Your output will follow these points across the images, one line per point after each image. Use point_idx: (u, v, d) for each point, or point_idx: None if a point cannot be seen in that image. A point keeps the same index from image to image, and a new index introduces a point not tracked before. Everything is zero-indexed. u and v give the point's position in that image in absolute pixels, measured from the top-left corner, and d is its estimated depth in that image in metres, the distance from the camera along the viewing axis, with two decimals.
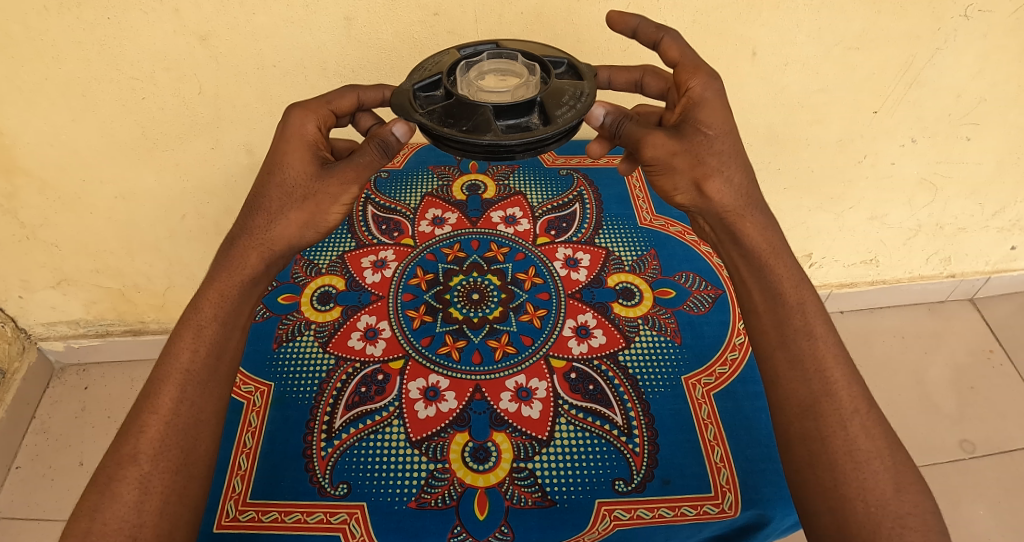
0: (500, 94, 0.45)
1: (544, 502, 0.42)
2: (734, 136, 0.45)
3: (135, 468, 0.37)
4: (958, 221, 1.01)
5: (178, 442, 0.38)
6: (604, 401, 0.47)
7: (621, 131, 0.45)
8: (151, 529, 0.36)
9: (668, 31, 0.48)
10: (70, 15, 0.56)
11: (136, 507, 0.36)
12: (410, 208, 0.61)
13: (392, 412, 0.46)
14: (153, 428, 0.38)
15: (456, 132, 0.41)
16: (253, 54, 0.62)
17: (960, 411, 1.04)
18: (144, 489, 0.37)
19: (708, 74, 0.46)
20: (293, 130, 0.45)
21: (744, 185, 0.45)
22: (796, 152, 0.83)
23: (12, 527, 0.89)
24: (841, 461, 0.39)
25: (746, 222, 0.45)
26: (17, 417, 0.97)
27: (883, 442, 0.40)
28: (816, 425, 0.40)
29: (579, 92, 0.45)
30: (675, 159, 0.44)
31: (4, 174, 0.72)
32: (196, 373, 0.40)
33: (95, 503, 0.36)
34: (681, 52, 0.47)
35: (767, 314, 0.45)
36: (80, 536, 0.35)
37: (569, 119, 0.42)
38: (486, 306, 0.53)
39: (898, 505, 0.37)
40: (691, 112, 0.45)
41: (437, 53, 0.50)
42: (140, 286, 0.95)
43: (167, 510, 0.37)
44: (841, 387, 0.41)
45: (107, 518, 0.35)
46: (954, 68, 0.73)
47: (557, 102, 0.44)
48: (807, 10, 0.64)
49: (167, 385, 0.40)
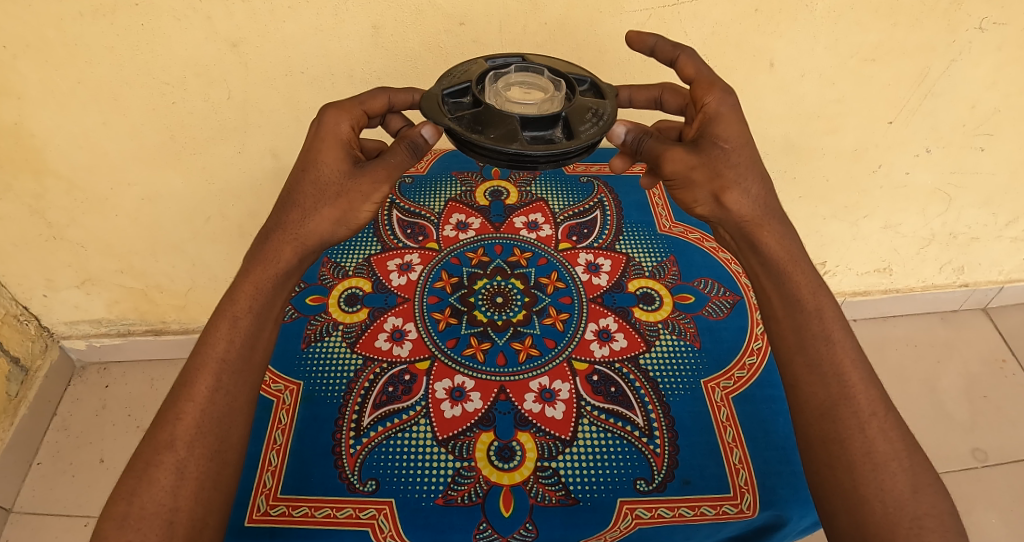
0: (526, 106, 0.46)
1: (567, 500, 0.43)
2: (750, 149, 0.46)
3: (171, 454, 0.38)
4: (971, 231, 1.02)
5: (212, 430, 0.40)
6: (626, 403, 0.48)
7: (642, 148, 0.47)
8: (187, 513, 0.37)
9: (684, 48, 0.50)
10: (105, 21, 0.58)
11: (172, 492, 0.38)
12: (434, 213, 0.63)
13: (419, 411, 0.47)
14: (189, 415, 0.40)
15: (484, 139, 0.43)
16: (282, 60, 0.63)
17: (972, 420, 1.04)
18: (180, 474, 0.38)
19: (722, 89, 0.47)
20: (328, 128, 0.46)
21: (761, 195, 0.46)
22: (811, 161, 0.84)
23: (33, 522, 0.91)
24: (860, 463, 0.40)
25: (763, 231, 0.46)
26: (38, 413, 0.98)
27: (901, 445, 0.41)
28: (835, 427, 0.41)
29: (602, 110, 0.47)
30: (694, 173, 0.45)
31: (35, 175, 0.74)
32: (231, 363, 0.42)
33: (132, 487, 0.37)
34: (697, 70, 0.49)
35: (786, 320, 0.46)
36: (119, 518, 0.36)
37: (592, 137, 0.44)
38: (510, 309, 0.54)
39: (916, 506, 0.38)
40: (707, 126, 0.46)
41: (466, 62, 0.51)
42: (163, 287, 0.97)
43: (202, 495, 0.38)
44: (859, 391, 0.42)
45: (145, 502, 0.37)
46: (969, 79, 0.74)
47: (581, 118, 0.46)
48: (825, 22, 0.65)
49: (203, 375, 0.41)
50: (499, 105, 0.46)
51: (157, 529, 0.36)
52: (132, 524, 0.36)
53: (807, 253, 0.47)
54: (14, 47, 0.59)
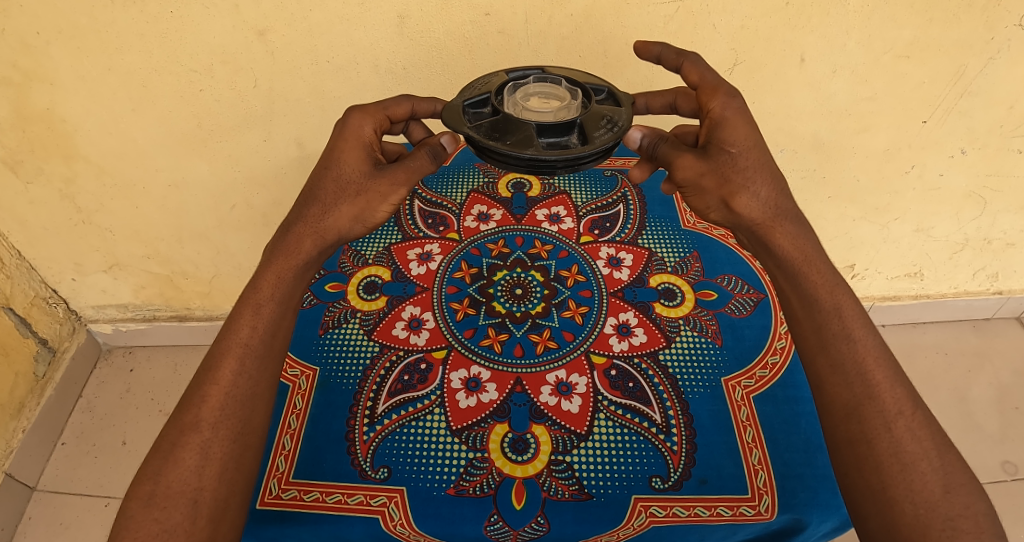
0: (543, 112, 0.46)
1: (580, 495, 0.43)
2: (758, 150, 0.44)
3: (196, 436, 0.39)
4: (1007, 236, 0.98)
5: (236, 413, 0.40)
6: (643, 399, 0.48)
7: (657, 153, 0.48)
8: (211, 493, 0.38)
9: (689, 55, 0.49)
10: (135, 8, 0.59)
11: (197, 472, 0.38)
12: (456, 203, 0.62)
13: (434, 400, 0.47)
14: (214, 399, 0.40)
15: (500, 145, 0.42)
16: (309, 50, 0.64)
17: (1003, 431, 1.01)
18: (205, 455, 0.38)
19: (727, 93, 0.46)
20: (352, 129, 0.47)
21: (772, 196, 0.45)
22: (841, 160, 0.82)
23: (56, 501, 0.93)
24: (887, 464, 0.38)
25: (776, 233, 0.45)
26: (64, 394, 1.01)
27: (930, 444, 0.39)
28: (861, 428, 0.40)
29: (617, 116, 0.46)
30: (703, 180, 0.45)
31: (65, 159, 0.76)
32: (254, 348, 0.42)
33: (158, 467, 0.38)
34: (700, 76, 0.48)
35: (806, 321, 0.44)
36: (145, 497, 0.37)
37: (603, 141, 0.43)
38: (529, 301, 0.53)
39: (949, 507, 0.37)
40: (713, 132, 0.45)
41: (486, 74, 0.51)
42: (188, 273, 0.99)
43: (226, 476, 0.39)
44: (885, 390, 0.41)
45: (170, 482, 0.37)
46: (1008, 78, 0.71)
47: (595, 124, 0.45)
48: (857, 16, 0.63)
49: (227, 360, 0.41)
50: (516, 114, 0.46)
51: (182, 508, 0.37)
52: (158, 503, 0.37)
53: (825, 253, 0.46)
54: (47, 34, 0.61)
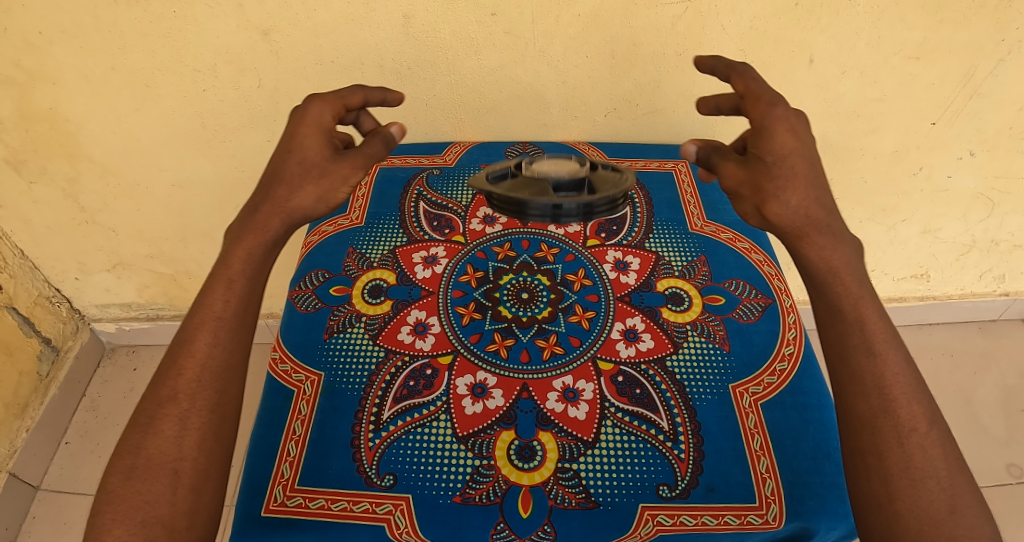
0: (556, 173, 0.49)
1: (587, 503, 0.42)
2: (798, 158, 0.43)
3: (175, 407, 0.39)
4: (1014, 238, 0.98)
5: (212, 384, 0.40)
6: (650, 406, 0.47)
7: (704, 161, 0.47)
8: (192, 463, 0.38)
9: (739, 68, 0.49)
10: (139, 8, 0.58)
11: (177, 442, 0.38)
12: (461, 205, 0.62)
13: (439, 407, 0.47)
14: (190, 370, 0.40)
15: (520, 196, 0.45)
16: (313, 50, 0.63)
17: (1009, 434, 1.01)
18: (183, 425, 0.38)
19: (770, 102, 0.45)
20: (311, 117, 0.46)
21: (805, 204, 0.43)
22: (849, 162, 0.81)
23: (60, 500, 0.93)
24: (896, 477, 0.37)
25: (805, 243, 0.43)
26: (68, 393, 1.01)
27: (943, 464, 0.38)
28: (872, 439, 0.39)
29: (623, 180, 0.48)
30: (741, 187, 0.44)
31: (69, 159, 0.75)
32: (228, 320, 0.42)
33: (139, 440, 0.38)
34: (746, 86, 0.47)
35: (829, 330, 0.43)
36: (125, 470, 0.37)
37: (607, 203, 0.45)
38: (535, 306, 0.53)
39: (953, 528, 0.35)
40: (753, 141, 0.44)
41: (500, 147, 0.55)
42: (191, 273, 0.99)
43: (206, 446, 0.38)
44: (900, 405, 0.40)
45: (151, 453, 0.37)
46: (1018, 80, 0.70)
47: (601, 184, 0.47)
48: (867, 17, 0.62)
49: (201, 332, 0.41)
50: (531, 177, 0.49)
51: (164, 478, 0.37)
52: (138, 475, 0.36)
53: (865, 266, 0.44)
54: (50, 33, 0.60)
